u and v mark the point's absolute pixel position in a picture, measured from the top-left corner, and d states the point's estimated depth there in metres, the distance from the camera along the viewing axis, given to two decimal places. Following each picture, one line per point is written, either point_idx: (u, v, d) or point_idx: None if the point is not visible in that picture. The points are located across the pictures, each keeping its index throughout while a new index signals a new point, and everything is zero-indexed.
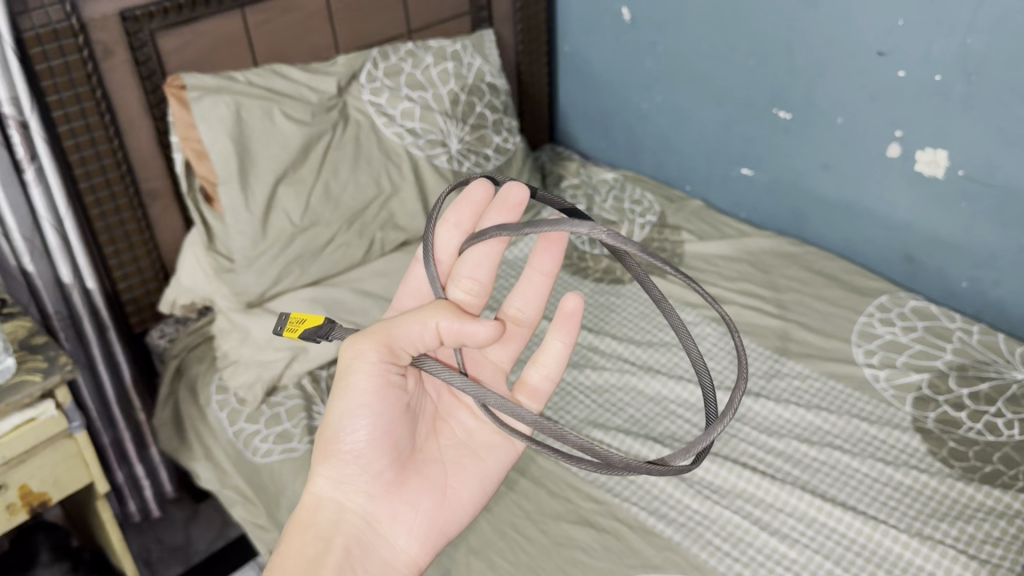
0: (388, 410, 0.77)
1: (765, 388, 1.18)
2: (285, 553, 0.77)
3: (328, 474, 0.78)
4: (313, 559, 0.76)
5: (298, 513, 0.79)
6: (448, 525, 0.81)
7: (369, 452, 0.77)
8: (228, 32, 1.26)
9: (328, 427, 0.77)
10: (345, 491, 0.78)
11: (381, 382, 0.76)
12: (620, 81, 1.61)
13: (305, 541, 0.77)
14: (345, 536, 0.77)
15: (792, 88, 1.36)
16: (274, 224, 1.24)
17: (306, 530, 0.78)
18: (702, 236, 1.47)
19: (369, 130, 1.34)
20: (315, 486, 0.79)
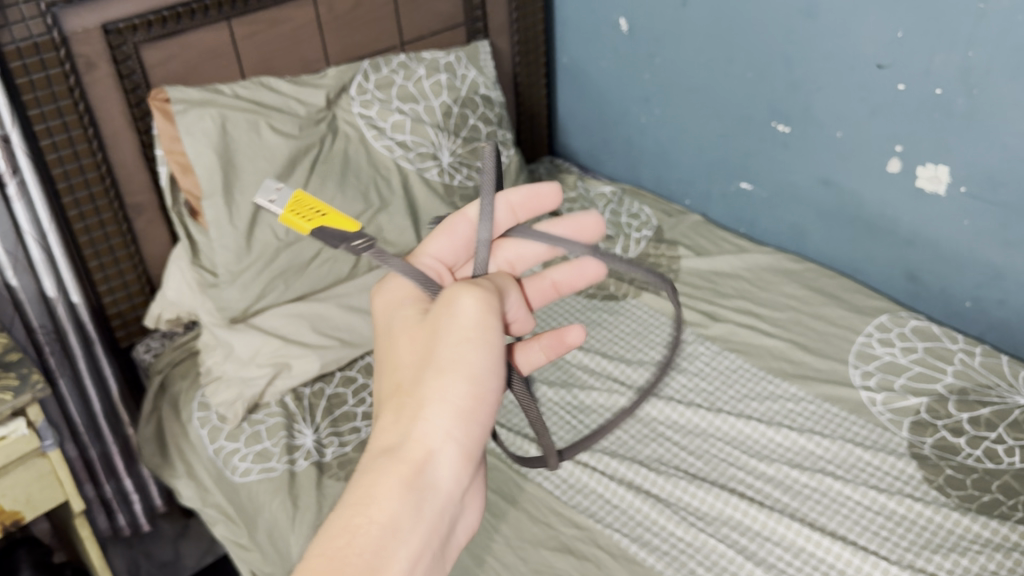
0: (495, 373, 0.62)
1: (758, 411, 1.15)
2: (359, 524, 0.51)
3: (442, 423, 0.54)
4: (403, 534, 0.51)
5: (384, 467, 0.53)
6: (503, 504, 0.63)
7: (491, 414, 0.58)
8: (215, 45, 1.24)
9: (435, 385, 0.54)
10: (462, 462, 0.55)
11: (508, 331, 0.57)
12: (618, 93, 1.58)
13: (400, 511, 0.52)
14: (443, 516, 0.54)
15: (790, 101, 1.33)
16: (259, 238, 1.22)
17: (401, 495, 0.52)
18: (699, 251, 1.43)
19: (358, 144, 1.33)
20: (418, 440, 0.54)
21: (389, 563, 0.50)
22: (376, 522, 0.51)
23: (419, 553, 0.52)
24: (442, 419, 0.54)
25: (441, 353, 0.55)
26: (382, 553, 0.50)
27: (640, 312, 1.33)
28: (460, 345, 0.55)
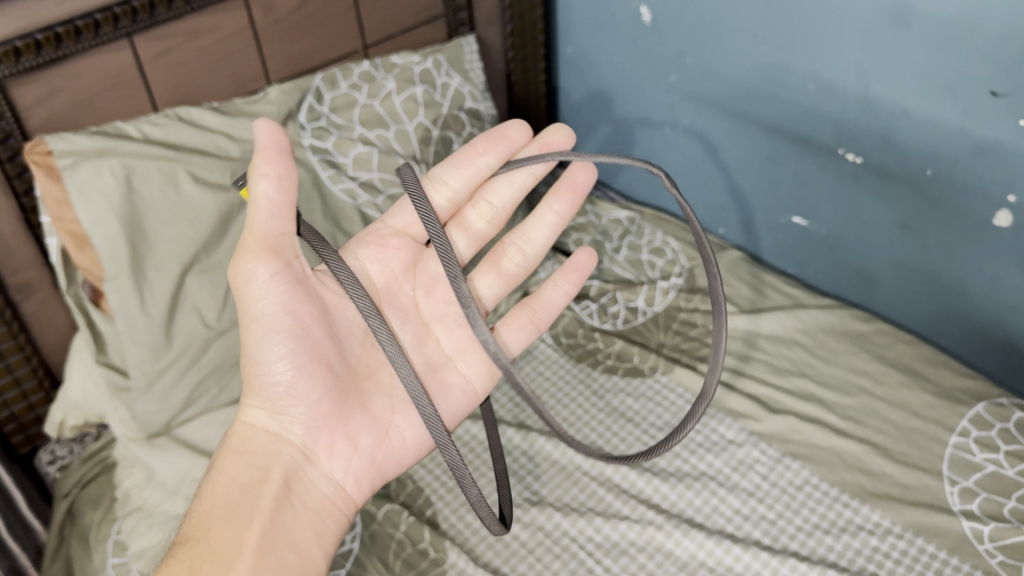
0: (309, 328, 0.73)
1: (834, 552, 0.90)
2: (210, 494, 0.71)
3: (255, 398, 0.73)
4: (247, 490, 0.70)
5: (227, 443, 0.74)
6: (390, 463, 0.77)
7: (296, 376, 0.72)
8: (114, 70, 0.93)
9: (247, 359, 0.73)
10: (272, 421, 0.73)
11: (290, 298, 0.72)
12: (637, 95, 1.27)
13: (235, 469, 0.72)
14: (279, 470, 0.72)
15: (865, 126, 1.03)
16: (181, 329, 0.94)
17: (236, 461, 0.72)
18: (742, 304, 1.16)
19: (311, 188, 1.03)
20: (246, 418, 0.74)
21: (229, 509, 0.69)
22: (215, 492, 0.71)
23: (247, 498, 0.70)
24: (253, 392, 0.73)
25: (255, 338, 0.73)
26: (216, 512, 0.69)
27: (675, 396, 1.06)
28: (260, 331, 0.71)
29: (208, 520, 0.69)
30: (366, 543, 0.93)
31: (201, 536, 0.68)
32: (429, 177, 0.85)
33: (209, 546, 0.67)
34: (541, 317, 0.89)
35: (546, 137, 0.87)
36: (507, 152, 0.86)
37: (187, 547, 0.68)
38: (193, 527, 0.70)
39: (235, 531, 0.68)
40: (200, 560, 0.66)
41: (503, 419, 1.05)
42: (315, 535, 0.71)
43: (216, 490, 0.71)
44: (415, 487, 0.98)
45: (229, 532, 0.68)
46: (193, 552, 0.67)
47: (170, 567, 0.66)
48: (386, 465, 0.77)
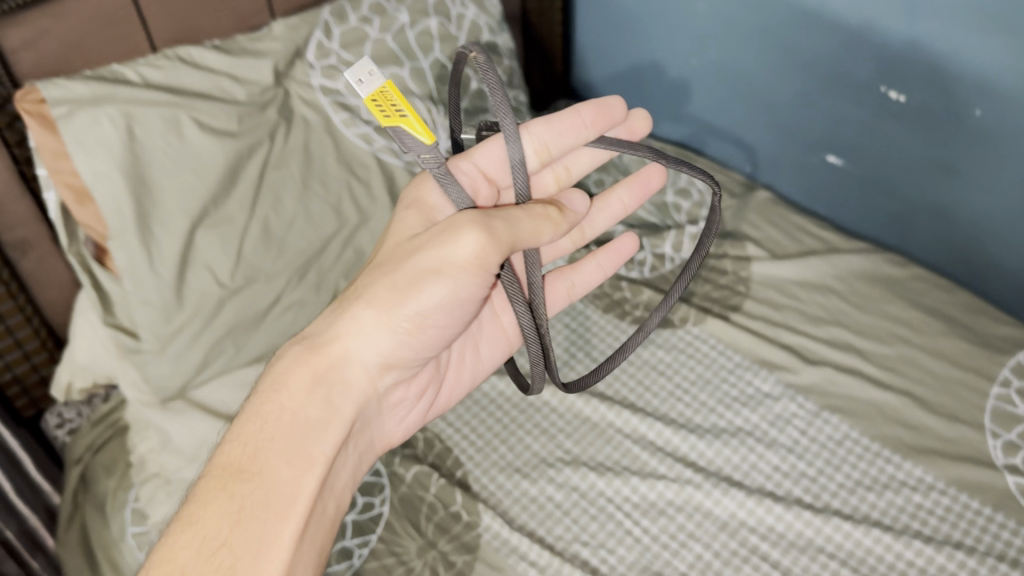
0: (461, 311, 0.71)
1: (876, 509, 0.88)
2: (279, 415, 0.66)
3: (366, 331, 0.68)
4: (320, 428, 0.66)
5: (311, 358, 0.68)
6: (433, 411, 0.83)
7: (424, 342, 0.71)
8: (107, 8, 0.85)
9: (390, 298, 0.67)
10: (367, 365, 0.69)
11: (476, 287, 0.69)
12: (660, 25, 1.19)
13: (308, 396, 0.67)
14: (352, 413, 0.69)
15: (910, 62, 0.97)
16: (192, 288, 0.89)
17: (314, 387, 0.67)
18: (773, 249, 1.12)
19: (322, 133, 0.96)
20: (342, 344, 0.68)
21: (302, 444, 0.65)
22: (286, 414, 0.66)
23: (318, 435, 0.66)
24: (365, 326, 0.68)
25: (399, 274, 0.67)
26: (281, 441, 0.65)
27: (708, 347, 1.02)
28: (410, 276, 0.66)
29: (270, 449, 0.64)
30: (396, 506, 0.90)
31: (264, 463, 0.64)
32: (529, 133, 0.79)
33: (270, 484, 0.63)
34: (578, 292, 0.89)
35: (633, 121, 0.84)
36: (606, 127, 0.80)
37: (250, 474, 0.63)
38: (253, 445, 0.65)
39: (301, 472, 0.64)
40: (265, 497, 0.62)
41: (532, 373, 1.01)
42: (349, 483, 0.71)
43: (283, 410, 0.66)
44: (443, 447, 0.95)
45: (297, 470, 0.64)
46: (247, 487, 0.62)
47: (230, 492, 0.62)
48: (432, 412, 0.83)
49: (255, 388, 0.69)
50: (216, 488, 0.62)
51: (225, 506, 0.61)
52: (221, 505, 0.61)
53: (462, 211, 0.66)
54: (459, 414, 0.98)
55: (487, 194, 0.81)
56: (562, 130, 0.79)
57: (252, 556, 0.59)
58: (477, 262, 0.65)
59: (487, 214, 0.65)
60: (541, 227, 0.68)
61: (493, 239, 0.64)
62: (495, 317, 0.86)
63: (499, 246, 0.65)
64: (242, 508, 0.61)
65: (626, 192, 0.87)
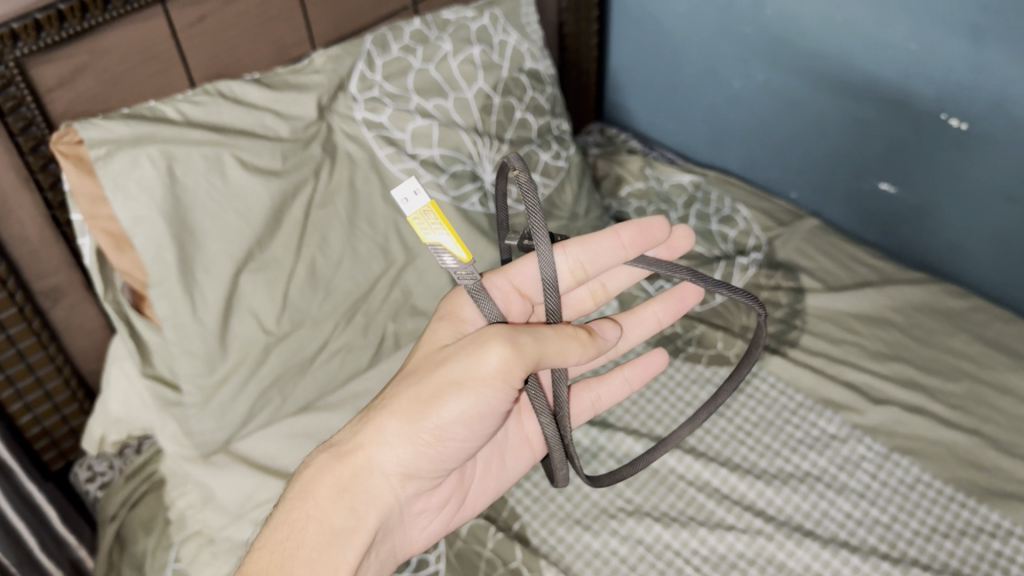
0: (487, 424, 0.66)
1: (957, 558, 0.83)
2: (302, 525, 0.63)
3: (390, 442, 0.64)
4: (343, 539, 0.64)
5: (336, 465, 0.65)
6: (456, 517, 0.78)
7: (449, 455, 0.67)
8: (145, 42, 0.81)
9: (414, 410, 0.63)
10: (392, 475, 0.66)
11: (500, 401, 0.64)
12: (701, 50, 1.16)
13: (333, 505, 0.64)
14: (375, 523, 0.66)
15: (974, 89, 0.94)
16: (237, 336, 0.83)
17: (338, 496, 0.64)
18: (827, 280, 1.08)
19: (369, 170, 0.92)
20: (366, 453, 0.65)
21: (320, 558, 0.62)
22: (309, 525, 0.63)
23: (337, 549, 0.63)
24: (389, 436, 0.64)
25: (424, 385, 0.63)
26: (306, 551, 0.62)
27: (768, 386, 0.99)
28: (435, 387, 0.62)
29: (294, 559, 0.61)
30: (453, 562, 0.85)
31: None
32: (564, 251, 0.75)
33: None
34: (604, 402, 0.86)
35: (673, 239, 0.80)
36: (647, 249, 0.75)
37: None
38: (272, 558, 0.62)
39: None
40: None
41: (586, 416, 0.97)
42: None
43: (306, 519, 0.63)
44: (498, 498, 0.91)
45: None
46: None
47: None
48: (455, 517, 0.78)
49: (281, 493, 0.67)
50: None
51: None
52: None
53: (490, 325, 0.62)
54: None
55: (519, 310, 0.78)
56: (598, 248, 0.74)
57: None
58: (501, 377, 0.61)
59: (515, 327, 0.61)
60: (570, 347, 0.63)
61: (520, 356, 0.60)
62: (519, 425, 0.82)
63: (526, 363, 0.60)
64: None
65: (660, 307, 0.83)
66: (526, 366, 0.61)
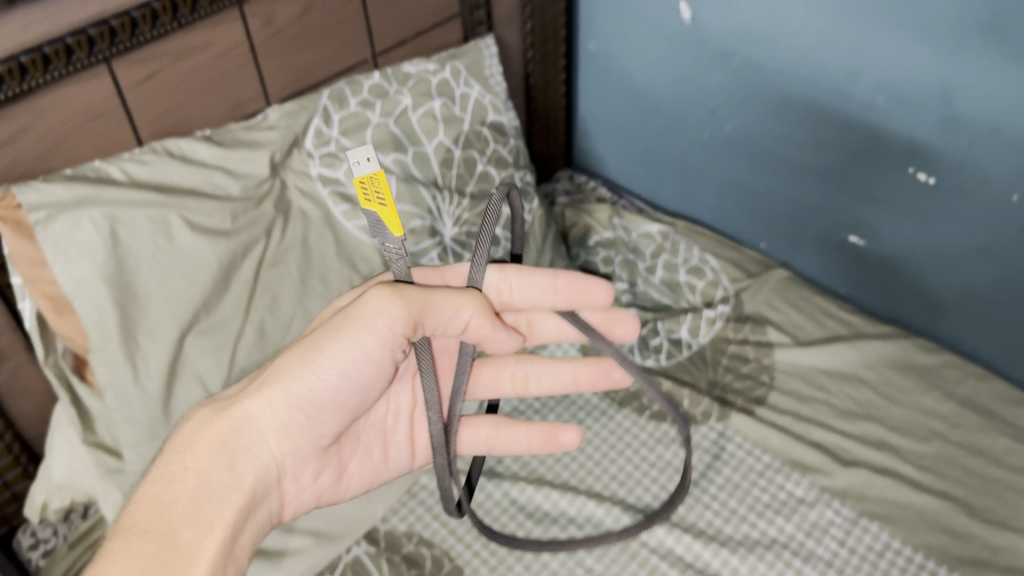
0: (372, 382, 0.65)
1: None
2: (179, 476, 0.61)
3: (270, 392, 0.63)
4: (218, 497, 0.61)
5: (217, 421, 0.63)
6: (340, 499, 0.75)
7: (330, 413, 0.65)
8: (90, 101, 0.79)
9: (293, 364, 0.63)
10: (271, 431, 0.64)
11: (386, 357, 0.63)
12: (669, 99, 1.15)
13: (212, 463, 0.62)
14: (252, 480, 0.63)
15: (943, 145, 0.92)
16: (181, 402, 0.81)
17: (217, 450, 0.62)
18: (796, 335, 1.07)
19: (323, 227, 0.91)
20: (245, 406, 0.64)
21: (197, 513, 0.59)
22: (190, 478, 0.61)
23: (217, 502, 0.61)
24: (271, 388, 0.63)
25: (306, 337, 0.63)
26: (184, 501, 0.59)
27: (735, 447, 0.96)
28: (324, 336, 0.63)
29: (171, 513, 0.58)
30: None
31: (157, 530, 0.57)
32: (500, 271, 0.76)
33: (174, 547, 0.57)
34: (498, 446, 0.83)
35: (612, 319, 0.82)
36: (578, 304, 0.77)
37: (145, 537, 0.57)
38: (150, 510, 0.59)
39: (200, 534, 0.58)
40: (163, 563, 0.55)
41: (547, 479, 0.94)
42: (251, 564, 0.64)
43: (181, 474, 0.61)
44: (453, 566, 0.87)
45: (191, 539, 0.58)
46: (147, 544, 0.56)
47: (121, 554, 0.55)
48: (340, 496, 0.74)
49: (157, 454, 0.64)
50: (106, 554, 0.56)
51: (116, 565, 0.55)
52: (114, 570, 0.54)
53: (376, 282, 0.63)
54: (468, 529, 0.91)
55: None
56: (534, 281, 0.76)
57: None
58: (392, 332, 0.62)
59: (401, 280, 0.62)
60: (460, 305, 0.63)
61: (403, 303, 0.61)
62: (410, 425, 0.79)
63: (410, 313, 0.61)
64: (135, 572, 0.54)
65: (580, 370, 0.84)
66: (420, 320, 0.62)
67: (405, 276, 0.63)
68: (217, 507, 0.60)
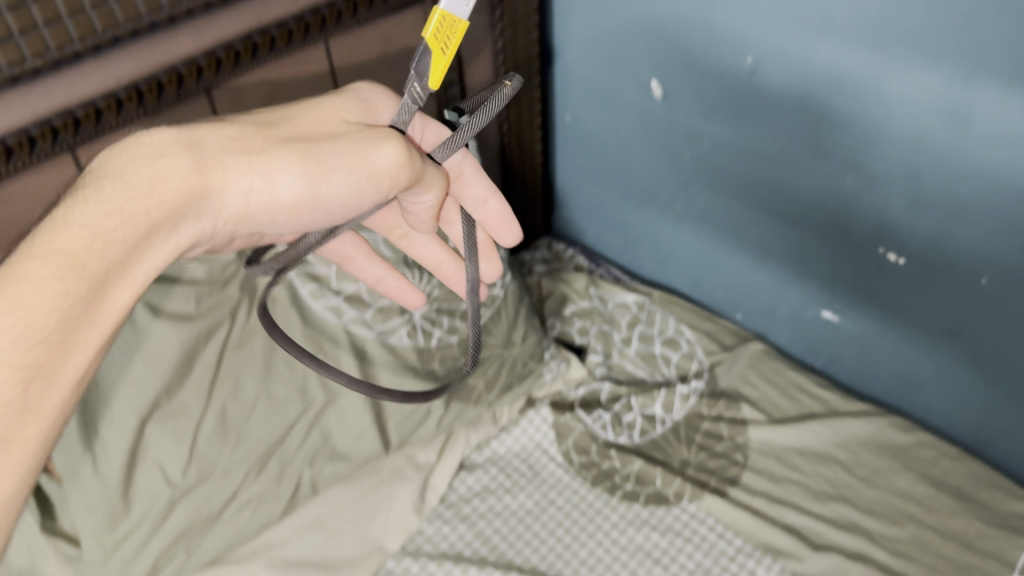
0: (344, 215, 0.59)
1: None
2: (121, 210, 0.49)
3: (271, 173, 0.54)
4: (154, 232, 0.51)
5: (185, 159, 0.51)
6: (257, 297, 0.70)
7: (292, 217, 0.56)
8: (53, 189, 0.79)
9: (281, 170, 0.54)
10: (236, 206, 0.53)
11: (365, 204, 0.58)
12: (645, 171, 1.15)
13: (125, 198, 0.49)
14: (182, 227, 0.52)
15: (910, 227, 0.92)
16: (140, 490, 0.80)
17: (177, 180, 0.51)
18: (770, 411, 1.06)
19: (290, 307, 0.89)
20: (228, 171, 0.53)
21: (111, 243, 0.48)
22: (143, 183, 0.50)
23: (168, 228, 0.51)
24: (280, 176, 0.54)
25: (305, 144, 0.55)
26: (103, 250, 0.48)
27: (706, 529, 0.96)
28: (301, 124, 0.58)
29: (100, 244, 0.48)
30: None
31: (90, 264, 0.48)
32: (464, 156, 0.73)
33: (99, 274, 0.48)
34: (352, 266, 0.80)
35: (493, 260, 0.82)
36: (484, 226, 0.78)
37: (47, 262, 0.47)
38: (83, 234, 0.48)
39: (90, 283, 0.47)
40: (57, 325, 0.46)
41: (515, 563, 0.93)
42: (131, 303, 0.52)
43: (114, 193, 0.49)
44: None
45: (79, 297, 0.47)
46: (74, 276, 0.47)
47: (42, 277, 0.46)
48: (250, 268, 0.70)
49: (65, 198, 0.51)
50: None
51: (12, 294, 0.45)
52: (30, 293, 0.46)
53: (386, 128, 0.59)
54: None
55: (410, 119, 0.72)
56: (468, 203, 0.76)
57: (58, 344, 0.46)
58: (382, 180, 0.56)
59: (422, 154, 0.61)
60: (434, 182, 0.61)
61: (411, 163, 0.57)
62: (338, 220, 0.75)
63: (412, 174, 0.58)
64: (56, 301, 0.46)
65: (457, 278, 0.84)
66: (427, 172, 0.60)
67: (401, 125, 0.61)
68: (157, 236, 0.51)
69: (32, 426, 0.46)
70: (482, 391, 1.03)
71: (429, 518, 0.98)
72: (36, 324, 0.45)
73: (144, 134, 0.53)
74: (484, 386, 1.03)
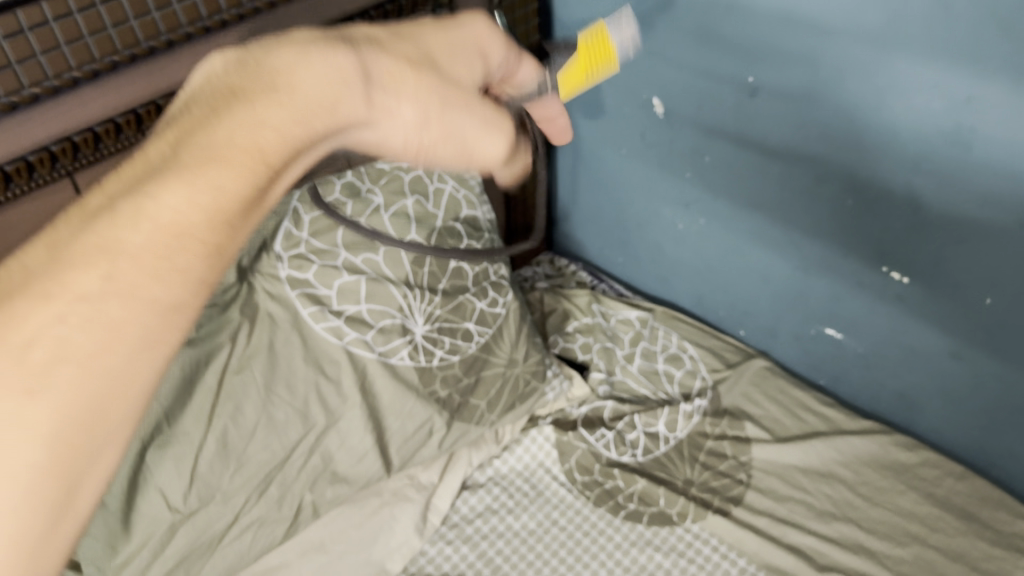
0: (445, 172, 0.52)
1: None
2: (306, 122, 0.41)
3: (425, 117, 0.47)
4: (308, 147, 0.42)
5: (372, 80, 0.44)
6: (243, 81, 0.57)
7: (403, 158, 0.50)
8: None
9: (439, 122, 0.48)
10: (378, 138, 0.46)
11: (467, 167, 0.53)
12: (647, 187, 1.15)
13: (302, 106, 0.41)
14: (326, 146, 0.44)
15: (913, 248, 0.91)
16: (142, 516, 0.79)
17: (352, 104, 0.43)
18: (772, 429, 1.06)
19: (290, 329, 0.89)
20: (397, 109, 0.46)
21: (272, 154, 0.39)
22: (331, 94, 0.42)
23: (323, 144, 0.43)
24: (429, 116, 0.47)
25: (464, 98, 0.49)
26: (267, 164, 0.39)
27: (708, 550, 0.95)
28: (441, 52, 0.49)
29: (264, 154, 0.39)
30: None
31: (257, 163, 0.39)
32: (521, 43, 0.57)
33: (255, 195, 0.39)
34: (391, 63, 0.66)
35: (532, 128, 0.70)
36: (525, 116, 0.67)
37: (243, 152, 0.38)
38: (253, 130, 0.39)
39: (253, 195, 0.39)
40: (236, 221, 0.37)
41: None
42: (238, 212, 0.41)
43: (291, 93, 0.41)
44: None
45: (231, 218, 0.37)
46: (237, 182, 0.38)
47: (228, 177, 0.37)
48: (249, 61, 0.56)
49: (219, 82, 0.41)
50: (165, 174, 0.36)
51: (204, 184, 0.36)
52: (192, 191, 0.36)
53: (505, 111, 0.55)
54: None
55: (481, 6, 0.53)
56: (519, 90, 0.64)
57: (203, 267, 0.36)
58: (478, 161, 0.52)
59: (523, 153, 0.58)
60: (518, 167, 0.58)
61: (512, 154, 0.54)
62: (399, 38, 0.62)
63: (505, 164, 0.54)
64: (217, 209, 0.37)
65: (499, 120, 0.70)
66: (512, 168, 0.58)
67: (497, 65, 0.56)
68: (313, 147, 0.43)
69: (187, 317, 0.36)
70: (484, 411, 1.02)
71: (432, 538, 0.99)
72: (220, 214, 0.37)
73: (324, 38, 0.44)
74: (486, 406, 1.03)
